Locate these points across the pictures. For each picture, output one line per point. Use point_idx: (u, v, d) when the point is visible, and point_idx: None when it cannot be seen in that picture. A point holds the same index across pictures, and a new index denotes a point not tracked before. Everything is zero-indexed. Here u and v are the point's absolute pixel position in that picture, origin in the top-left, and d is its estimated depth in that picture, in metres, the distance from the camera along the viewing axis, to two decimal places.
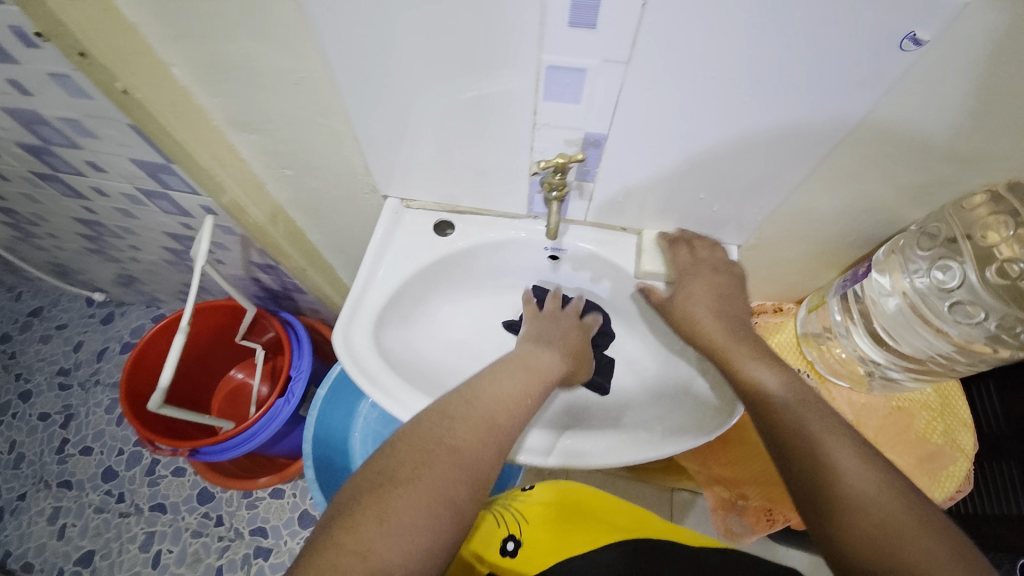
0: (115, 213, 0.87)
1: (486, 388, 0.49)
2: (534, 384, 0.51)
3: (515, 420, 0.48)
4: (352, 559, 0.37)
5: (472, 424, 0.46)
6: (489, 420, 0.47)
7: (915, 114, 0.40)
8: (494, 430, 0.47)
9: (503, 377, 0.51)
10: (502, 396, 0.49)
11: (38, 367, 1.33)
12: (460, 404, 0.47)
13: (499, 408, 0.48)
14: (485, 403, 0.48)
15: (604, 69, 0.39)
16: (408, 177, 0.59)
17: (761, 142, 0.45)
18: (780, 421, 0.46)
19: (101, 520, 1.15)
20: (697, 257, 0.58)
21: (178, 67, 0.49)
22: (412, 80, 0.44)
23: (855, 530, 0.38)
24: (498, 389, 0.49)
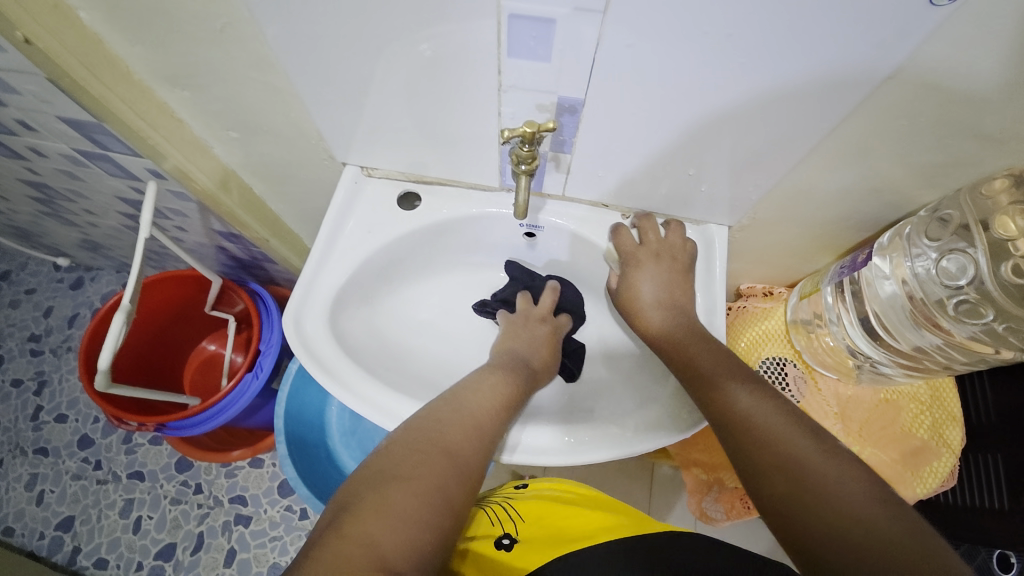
0: (59, 175, 0.80)
1: (475, 388, 0.48)
2: (513, 388, 0.50)
3: (504, 420, 0.47)
4: (357, 551, 0.34)
5: (466, 422, 0.44)
6: (481, 419, 0.45)
7: (936, 82, 0.35)
8: (487, 428, 0.45)
9: (490, 379, 0.49)
10: (492, 396, 0.48)
11: (8, 333, 1.28)
12: (452, 403, 0.46)
13: (491, 407, 0.47)
14: (477, 402, 0.46)
15: (578, 19, 0.33)
16: (366, 144, 0.52)
17: (763, 110, 0.39)
18: (741, 420, 0.42)
19: (79, 486, 1.13)
20: (645, 239, 0.54)
21: (85, 7, 0.42)
22: (357, 28, 0.38)
23: (815, 523, 0.36)
24: (488, 390, 0.48)
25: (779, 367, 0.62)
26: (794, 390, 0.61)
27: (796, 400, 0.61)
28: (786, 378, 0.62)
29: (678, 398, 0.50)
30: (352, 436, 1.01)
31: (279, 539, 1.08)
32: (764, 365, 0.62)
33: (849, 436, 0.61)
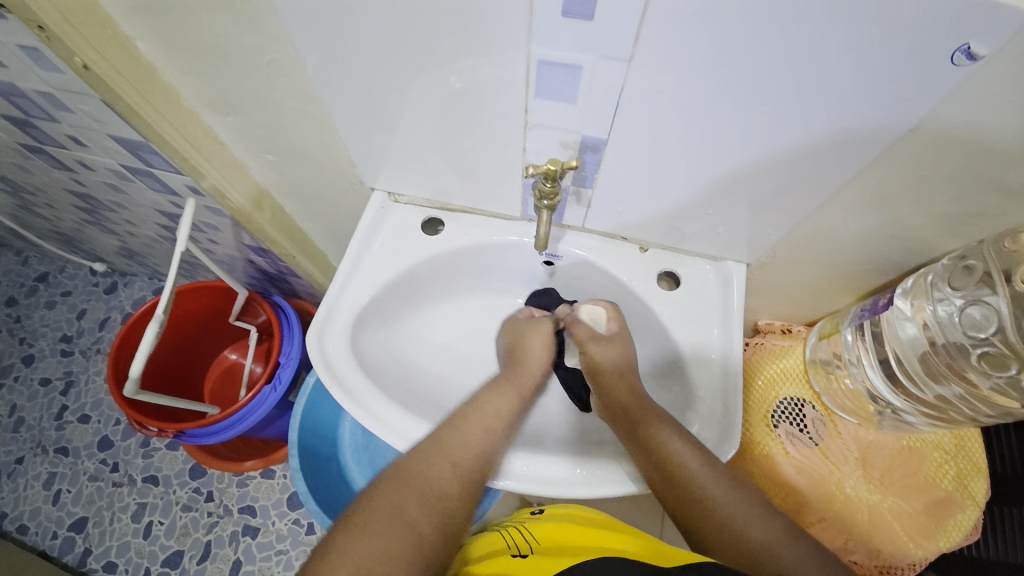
0: (104, 188, 0.84)
1: (464, 422, 0.48)
2: (499, 423, 0.49)
3: (491, 457, 0.48)
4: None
5: (448, 460, 0.46)
6: (473, 455, 0.47)
7: (956, 137, 0.35)
8: (471, 464, 0.46)
9: (478, 414, 0.49)
10: (476, 430, 0.48)
11: (42, 333, 1.34)
12: (450, 433, 0.47)
13: (476, 445, 0.47)
14: (474, 433, 0.48)
15: (603, 67, 0.35)
16: (395, 170, 0.54)
17: (781, 157, 0.40)
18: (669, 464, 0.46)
19: (94, 488, 1.15)
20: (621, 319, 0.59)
21: (143, 40, 0.45)
22: (391, 63, 0.40)
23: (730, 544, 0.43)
24: (477, 424, 0.48)
25: (796, 408, 0.61)
26: (812, 433, 0.60)
27: (814, 443, 0.60)
28: (804, 419, 0.61)
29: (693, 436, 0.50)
30: (365, 452, 1.02)
31: (285, 553, 1.08)
32: (781, 405, 0.61)
33: (871, 483, 0.59)
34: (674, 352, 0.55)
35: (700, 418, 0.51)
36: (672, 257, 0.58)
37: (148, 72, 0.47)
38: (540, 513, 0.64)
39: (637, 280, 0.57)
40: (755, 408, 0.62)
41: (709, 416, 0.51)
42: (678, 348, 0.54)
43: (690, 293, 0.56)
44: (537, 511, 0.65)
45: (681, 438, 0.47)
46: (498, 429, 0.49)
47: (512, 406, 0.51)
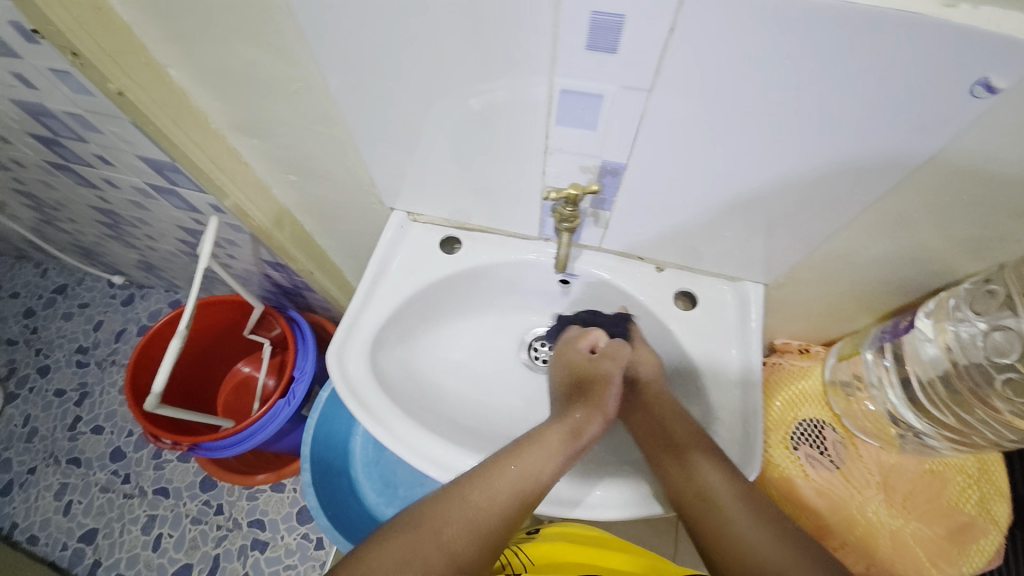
0: (128, 204, 0.86)
1: (496, 482, 0.44)
2: (538, 482, 0.45)
3: (518, 517, 0.45)
4: None
5: (468, 520, 0.43)
6: (496, 516, 0.43)
7: (975, 164, 0.35)
8: (492, 527, 0.43)
9: (515, 469, 0.45)
10: (506, 491, 0.44)
11: (59, 344, 1.36)
12: (476, 490, 0.44)
13: (502, 506, 0.44)
14: (504, 491, 0.44)
15: (624, 96, 0.35)
16: (415, 190, 0.55)
17: (799, 181, 0.40)
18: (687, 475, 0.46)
19: (105, 499, 1.16)
20: None
21: (176, 67, 0.46)
22: (416, 89, 0.41)
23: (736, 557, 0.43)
24: (509, 486, 0.44)
25: (816, 430, 0.60)
26: (833, 455, 0.59)
27: (834, 466, 0.59)
28: (824, 441, 0.60)
29: None
30: (376, 466, 1.02)
31: (293, 568, 1.07)
32: (800, 427, 0.61)
33: (893, 507, 0.58)
34: (691, 372, 0.55)
35: (719, 440, 0.50)
36: (688, 276, 0.58)
37: (178, 97, 0.49)
38: (536, 532, 0.63)
39: (654, 299, 0.57)
40: (774, 430, 0.61)
41: (727, 437, 0.51)
42: (695, 368, 0.54)
43: (707, 313, 0.56)
44: (533, 532, 0.64)
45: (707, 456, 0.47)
46: (534, 491, 0.45)
47: (560, 463, 0.46)
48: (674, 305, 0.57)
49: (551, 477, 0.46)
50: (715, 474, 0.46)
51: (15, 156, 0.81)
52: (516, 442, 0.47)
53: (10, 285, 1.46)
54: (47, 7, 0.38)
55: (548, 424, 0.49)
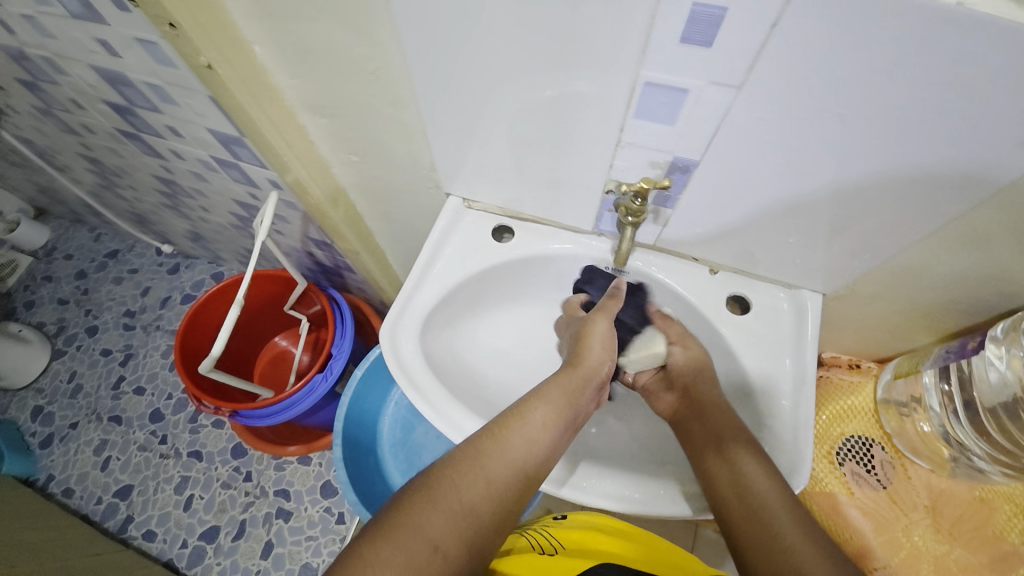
0: (189, 175, 0.90)
1: (506, 435, 0.46)
2: (547, 430, 0.47)
3: (533, 472, 0.45)
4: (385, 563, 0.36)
5: (484, 472, 0.44)
6: (516, 462, 0.45)
7: None
8: (507, 477, 0.44)
9: (525, 419, 0.47)
10: (517, 442, 0.46)
11: (108, 307, 1.43)
12: (494, 438, 0.46)
13: (516, 458, 0.45)
14: (520, 438, 0.46)
15: (710, 91, 0.35)
16: (474, 177, 0.56)
17: (878, 190, 0.39)
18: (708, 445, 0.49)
19: (142, 457, 1.21)
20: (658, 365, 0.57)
21: (260, 44, 0.47)
22: (493, 75, 0.41)
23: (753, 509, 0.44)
24: (517, 438, 0.46)
25: (864, 447, 0.59)
26: (880, 475, 0.59)
27: (881, 486, 0.58)
28: (871, 460, 0.59)
29: None
30: (401, 448, 1.04)
31: (314, 539, 1.11)
32: (847, 443, 0.60)
33: (939, 533, 0.56)
34: (739, 379, 0.54)
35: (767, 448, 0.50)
36: (742, 281, 0.57)
37: (258, 72, 0.50)
38: (563, 518, 0.64)
39: (706, 302, 0.57)
40: (819, 443, 0.60)
41: (774, 447, 0.50)
42: (745, 375, 0.54)
43: (759, 320, 0.55)
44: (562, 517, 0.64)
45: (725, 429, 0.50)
46: (540, 443, 0.47)
47: (560, 414, 0.49)
48: (726, 310, 0.56)
49: (556, 431, 0.48)
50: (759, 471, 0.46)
51: (88, 123, 0.85)
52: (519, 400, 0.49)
53: (65, 247, 1.54)
54: None
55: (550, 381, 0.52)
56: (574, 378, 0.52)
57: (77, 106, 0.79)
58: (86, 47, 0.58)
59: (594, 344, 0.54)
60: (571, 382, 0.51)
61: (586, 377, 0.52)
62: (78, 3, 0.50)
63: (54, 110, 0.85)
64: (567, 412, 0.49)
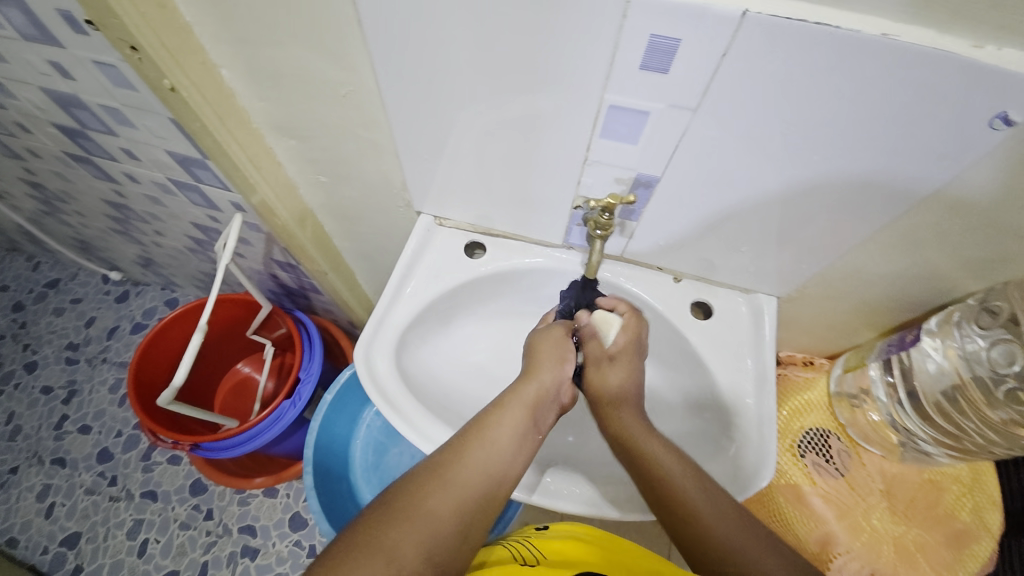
0: (144, 199, 0.86)
1: (470, 454, 0.45)
2: (513, 439, 0.47)
3: (500, 486, 0.45)
4: None
5: (455, 494, 0.43)
6: (482, 477, 0.44)
7: (992, 188, 0.38)
8: (475, 495, 0.43)
9: (492, 431, 0.47)
10: (482, 459, 0.45)
11: (48, 340, 1.33)
12: (458, 452, 0.45)
13: (483, 476, 0.44)
14: (485, 454, 0.45)
15: (669, 113, 0.38)
16: (445, 195, 0.57)
17: (819, 199, 0.43)
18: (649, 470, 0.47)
19: (90, 502, 1.13)
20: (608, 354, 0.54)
21: (228, 67, 0.47)
22: (465, 97, 0.42)
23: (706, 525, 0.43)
24: (482, 455, 0.45)
25: (823, 440, 0.63)
26: (838, 463, 0.62)
27: (840, 474, 0.62)
28: (829, 450, 0.63)
29: (729, 467, 0.52)
30: (376, 472, 1.02)
31: None
32: (807, 436, 0.63)
33: (895, 515, 0.60)
34: (706, 381, 0.57)
35: (736, 445, 0.53)
36: (704, 288, 0.61)
37: (226, 96, 0.50)
38: (545, 527, 0.64)
39: (672, 309, 0.59)
40: (782, 437, 0.64)
41: (742, 444, 0.53)
42: (712, 377, 0.56)
43: (722, 324, 0.59)
44: (543, 526, 0.64)
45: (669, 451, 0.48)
46: (506, 458, 0.46)
47: (525, 424, 0.48)
48: (691, 315, 0.59)
49: (520, 439, 0.48)
50: (692, 485, 0.45)
51: (32, 146, 0.80)
52: (483, 411, 0.49)
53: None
54: (114, 0, 0.38)
55: (515, 388, 0.51)
56: (533, 389, 0.51)
57: (20, 128, 0.75)
58: (36, 68, 0.56)
59: (547, 356, 0.53)
60: (530, 393, 0.50)
61: (547, 386, 0.51)
62: (30, 25, 0.48)
63: None
64: (529, 425, 0.49)
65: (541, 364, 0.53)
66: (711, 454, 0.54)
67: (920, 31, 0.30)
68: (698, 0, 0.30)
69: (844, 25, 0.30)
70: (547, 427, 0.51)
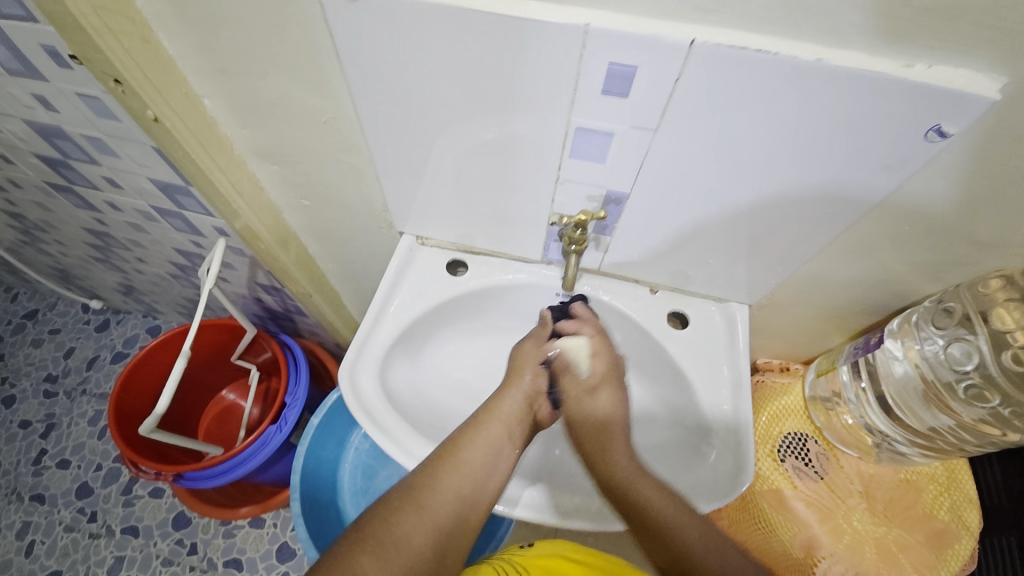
0: (126, 227, 0.86)
1: (444, 475, 0.47)
2: (489, 457, 0.49)
3: (476, 504, 0.47)
4: None
5: (429, 517, 0.44)
6: (457, 496, 0.46)
7: (938, 193, 0.41)
8: (449, 518, 0.45)
9: (467, 450, 0.49)
10: (455, 479, 0.47)
11: (26, 372, 1.30)
12: (433, 475, 0.47)
13: (457, 497, 0.46)
14: (461, 474, 0.47)
15: (632, 134, 0.40)
16: (426, 215, 0.59)
17: (779, 211, 0.45)
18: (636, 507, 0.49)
19: (69, 539, 1.09)
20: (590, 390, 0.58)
21: (211, 97, 0.49)
22: (440, 121, 0.44)
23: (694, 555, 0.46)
24: (455, 475, 0.47)
25: (800, 443, 0.63)
26: (817, 467, 0.63)
27: (819, 477, 0.62)
28: (808, 454, 0.63)
29: (711, 473, 0.53)
30: (365, 496, 1.00)
31: None
32: (785, 440, 0.64)
33: (875, 516, 0.60)
34: (685, 389, 0.59)
35: (716, 450, 0.54)
36: (679, 298, 0.63)
37: (209, 125, 0.51)
38: (530, 545, 0.64)
39: (649, 319, 0.61)
40: (762, 443, 0.64)
41: (722, 449, 0.54)
42: (690, 384, 0.58)
43: (698, 332, 0.60)
44: (528, 544, 0.65)
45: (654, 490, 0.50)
46: (480, 476, 0.48)
47: (501, 442, 0.51)
48: (667, 325, 0.61)
49: (496, 457, 0.50)
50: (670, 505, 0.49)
51: (13, 177, 0.81)
52: (461, 429, 0.51)
53: None
54: (99, 36, 0.39)
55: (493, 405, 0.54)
56: (504, 408, 0.54)
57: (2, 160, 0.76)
58: (20, 102, 0.57)
59: (519, 384, 0.56)
60: (501, 414, 0.53)
61: (517, 404, 0.55)
62: (15, 60, 0.49)
63: None
64: (504, 441, 0.51)
65: (512, 386, 0.56)
66: (693, 461, 0.55)
67: (852, 53, 0.32)
68: (650, 31, 0.33)
69: (782, 52, 0.32)
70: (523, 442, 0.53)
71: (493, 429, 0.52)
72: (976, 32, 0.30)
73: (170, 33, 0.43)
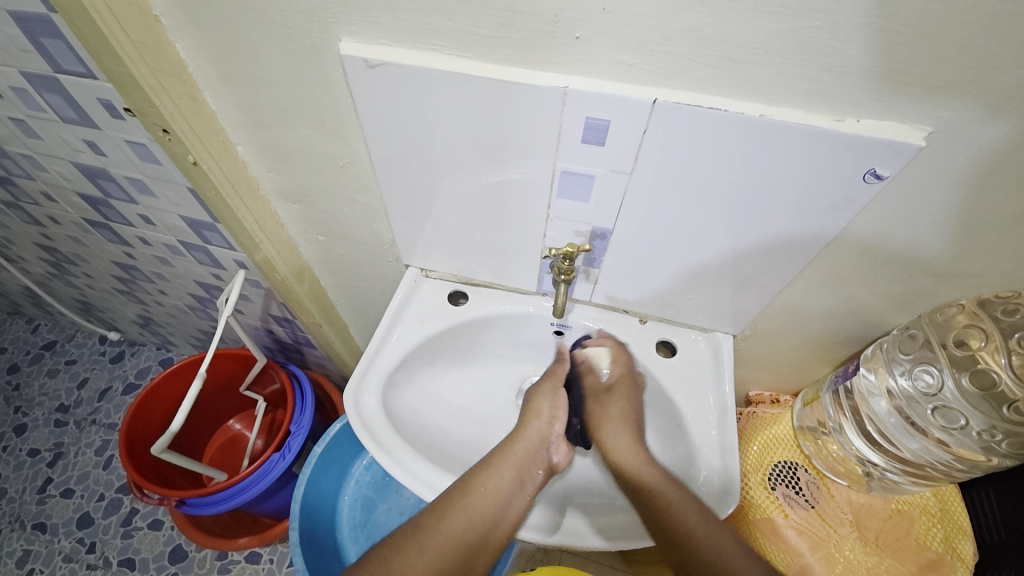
0: (153, 260, 0.92)
1: (452, 516, 0.51)
2: (500, 495, 0.53)
3: (484, 540, 0.51)
4: None
5: (435, 553, 0.50)
6: (465, 534, 0.51)
7: (893, 227, 0.44)
8: (454, 557, 0.50)
9: (477, 492, 0.53)
10: (466, 514, 0.52)
11: (39, 402, 1.34)
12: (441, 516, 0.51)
13: (462, 539, 0.51)
14: (466, 517, 0.51)
15: (610, 177, 0.46)
16: (430, 250, 0.64)
17: (750, 244, 0.49)
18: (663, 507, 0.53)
19: (67, 570, 1.08)
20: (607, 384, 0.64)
21: (244, 145, 0.55)
22: (443, 166, 0.50)
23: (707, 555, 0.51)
24: (459, 521, 0.51)
25: (790, 472, 0.63)
26: (807, 495, 0.62)
27: (810, 505, 0.61)
28: (798, 482, 0.63)
29: (700, 495, 0.54)
30: (362, 530, 1.00)
31: None
32: (776, 469, 0.64)
33: (867, 545, 0.59)
34: (674, 415, 0.61)
35: (705, 473, 0.55)
36: (667, 328, 0.66)
37: (240, 169, 0.58)
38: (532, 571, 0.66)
39: (640, 348, 0.65)
40: (753, 472, 0.64)
41: (710, 472, 0.55)
42: (678, 411, 0.60)
43: (685, 361, 0.64)
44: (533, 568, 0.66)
45: (692, 506, 0.53)
46: (493, 513, 0.52)
47: (512, 483, 0.55)
48: (656, 353, 0.65)
49: (507, 494, 0.54)
50: (676, 496, 0.53)
51: (54, 214, 0.88)
52: (477, 464, 0.56)
53: None
54: (154, 92, 0.45)
55: (510, 442, 0.58)
56: (520, 449, 0.57)
57: (46, 198, 0.83)
58: (72, 146, 0.64)
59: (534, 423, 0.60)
60: (518, 453, 0.57)
61: (534, 443, 0.59)
62: (72, 111, 0.56)
63: (21, 203, 0.88)
64: (517, 484, 0.55)
65: (532, 419, 0.61)
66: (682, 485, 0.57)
67: (791, 109, 0.38)
68: (619, 92, 0.39)
69: (730, 109, 0.38)
70: (538, 486, 0.56)
71: (506, 470, 0.55)
72: (894, 91, 0.35)
73: (214, 91, 0.49)
